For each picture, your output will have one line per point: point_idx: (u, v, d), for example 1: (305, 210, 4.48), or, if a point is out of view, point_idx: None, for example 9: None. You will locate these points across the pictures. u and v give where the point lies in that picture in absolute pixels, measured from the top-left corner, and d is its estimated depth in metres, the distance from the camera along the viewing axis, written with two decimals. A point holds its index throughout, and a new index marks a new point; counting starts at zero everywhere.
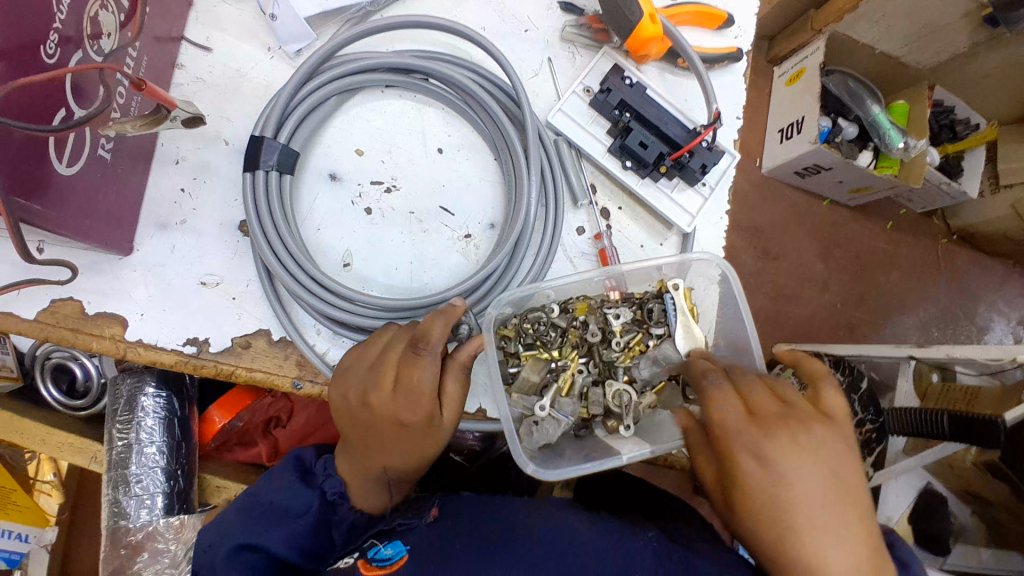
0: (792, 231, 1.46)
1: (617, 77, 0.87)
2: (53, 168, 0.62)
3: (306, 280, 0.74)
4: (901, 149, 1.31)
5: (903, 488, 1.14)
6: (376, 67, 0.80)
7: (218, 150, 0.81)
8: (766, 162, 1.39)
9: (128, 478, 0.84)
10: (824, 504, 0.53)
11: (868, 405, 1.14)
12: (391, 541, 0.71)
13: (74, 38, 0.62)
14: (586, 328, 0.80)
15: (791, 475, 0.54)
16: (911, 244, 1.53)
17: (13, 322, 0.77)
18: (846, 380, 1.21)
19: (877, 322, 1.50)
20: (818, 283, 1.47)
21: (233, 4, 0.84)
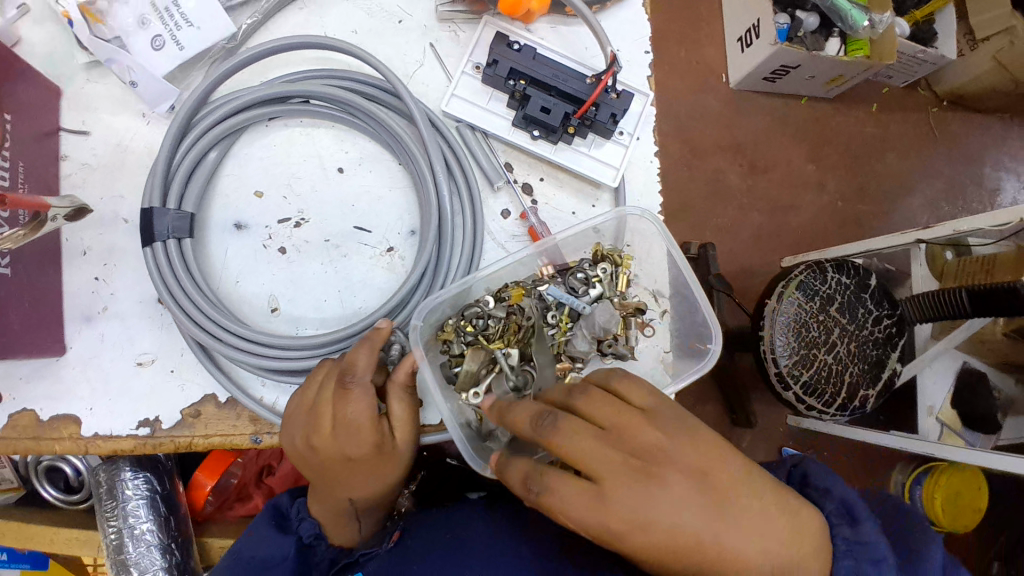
0: (777, 139, 1.36)
1: (502, 46, 0.82)
2: None
3: (234, 339, 0.73)
4: (868, 28, 1.14)
5: (939, 371, 1.10)
6: (250, 104, 0.77)
7: (119, 230, 0.80)
8: (733, 76, 1.31)
9: (128, 563, 0.83)
10: (720, 524, 0.50)
11: (883, 301, 1.08)
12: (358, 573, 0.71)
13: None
14: (525, 312, 0.77)
15: (674, 528, 0.50)
16: (900, 121, 1.42)
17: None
18: (853, 283, 1.08)
19: (883, 211, 1.40)
20: (815, 186, 1.38)
21: (101, 80, 0.82)
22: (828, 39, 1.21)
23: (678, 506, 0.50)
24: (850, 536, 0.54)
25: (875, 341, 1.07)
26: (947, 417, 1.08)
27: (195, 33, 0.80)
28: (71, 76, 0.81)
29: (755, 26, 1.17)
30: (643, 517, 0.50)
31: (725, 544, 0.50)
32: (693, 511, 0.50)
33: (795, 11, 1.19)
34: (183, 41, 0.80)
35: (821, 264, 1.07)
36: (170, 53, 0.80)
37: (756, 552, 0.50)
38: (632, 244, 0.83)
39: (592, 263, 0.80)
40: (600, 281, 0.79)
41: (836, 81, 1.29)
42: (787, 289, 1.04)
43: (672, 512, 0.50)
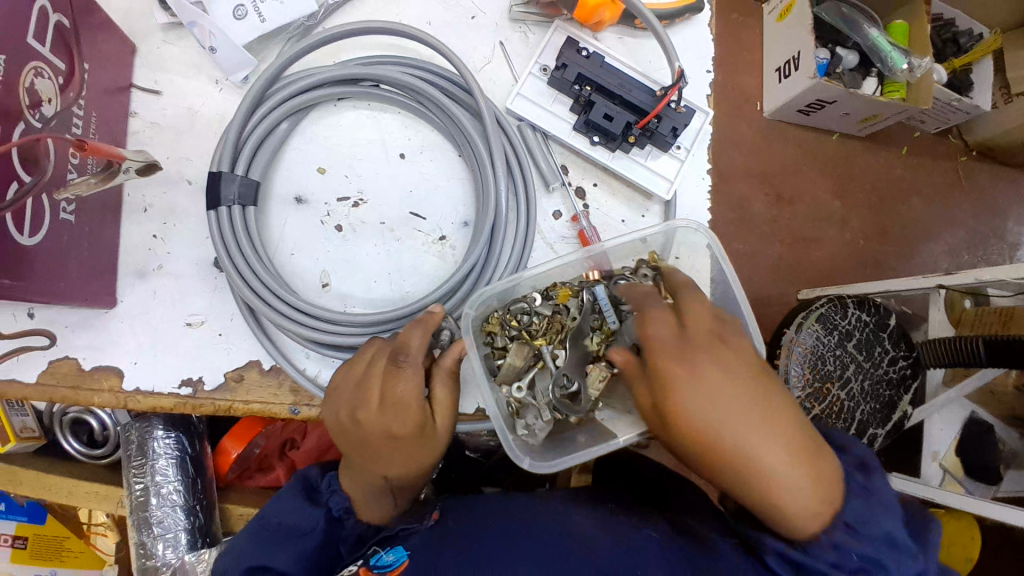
0: (807, 173, 1.38)
1: (571, 51, 0.83)
2: (18, 242, 0.63)
3: (287, 309, 0.74)
4: (906, 72, 1.19)
5: (947, 419, 1.10)
6: (324, 82, 0.78)
7: (182, 190, 0.81)
8: (767, 105, 1.32)
9: (150, 520, 0.85)
10: (750, 414, 0.54)
11: (899, 343, 1.09)
12: (392, 546, 0.73)
13: (12, 111, 0.59)
14: (571, 313, 0.77)
15: (716, 390, 0.56)
16: (929, 167, 1.43)
17: (17, 389, 0.78)
18: (873, 320, 1.09)
19: (903, 253, 1.41)
20: (839, 222, 1.40)
21: (176, 43, 0.84)
22: (866, 78, 1.25)
23: (726, 374, 0.56)
24: (863, 482, 0.57)
25: (889, 380, 1.08)
26: (951, 465, 1.07)
27: (278, 7, 0.81)
28: (147, 35, 0.83)
29: (796, 58, 1.19)
30: (703, 367, 0.57)
31: (748, 430, 0.54)
32: (741, 394, 0.56)
33: (836, 48, 1.24)
34: (266, 14, 0.81)
35: (842, 299, 1.09)
36: (251, 23, 0.81)
37: (769, 458, 0.53)
38: (678, 256, 0.84)
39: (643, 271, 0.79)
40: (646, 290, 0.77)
41: (871, 120, 1.29)
42: (806, 321, 1.07)
43: (717, 367, 0.57)
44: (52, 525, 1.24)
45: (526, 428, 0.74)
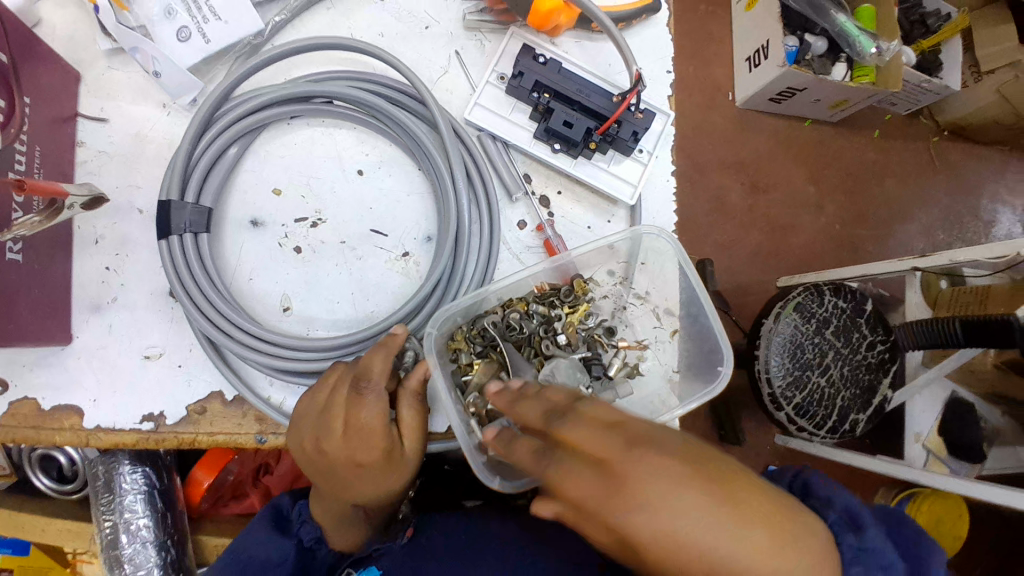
0: (779, 162, 1.38)
1: (528, 59, 0.82)
2: None
3: (246, 336, 0.72)
4: (875, 55, 1.19)
5: (929, 401, 1.10)
6: (273, 102, 0.77)
7: (133, 221, 0.79)
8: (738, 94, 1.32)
9: (121, 559, 0.83)
10: (747, 543, 0.40)
11: (876, 327, 1.09)
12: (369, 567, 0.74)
13: None
14: (530, 325, 0.77)
15: (704, 544, 0.39)
16: (901, 149, 1.44)
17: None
18: (850, 307, 1.08)
19: (880, 236, 1.42)
20: (814, 207, 1.40)
21: (122, 68, 0.81)
22: (835, 63, 1.24)
23: (695, 505, 0.40)
24: (856, 543, 0.51)
25: (868, 366, 1.08)
26: (932, 443, 1.09)
27: (223, 27, 0.79)
28: (92, 62, 0.81)
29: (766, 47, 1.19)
30: (658, 510, 0.40)
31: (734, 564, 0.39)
32: (711, 518, 0.40)
33: (805, 35, 1.23)
34: (210, 34, 0.79)
35: (818, 287, 1.08)
36: (196, 45, 0.79)
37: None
38: (645, 262, 0.81)
39: (571, 293, 0.78)
40: (572, 311, 0.78)
41: (840, 106, 1.30)
42: (785, 310, 1.05)
43: (688, 512, 0.40)
44: (37, 556, 1.23)
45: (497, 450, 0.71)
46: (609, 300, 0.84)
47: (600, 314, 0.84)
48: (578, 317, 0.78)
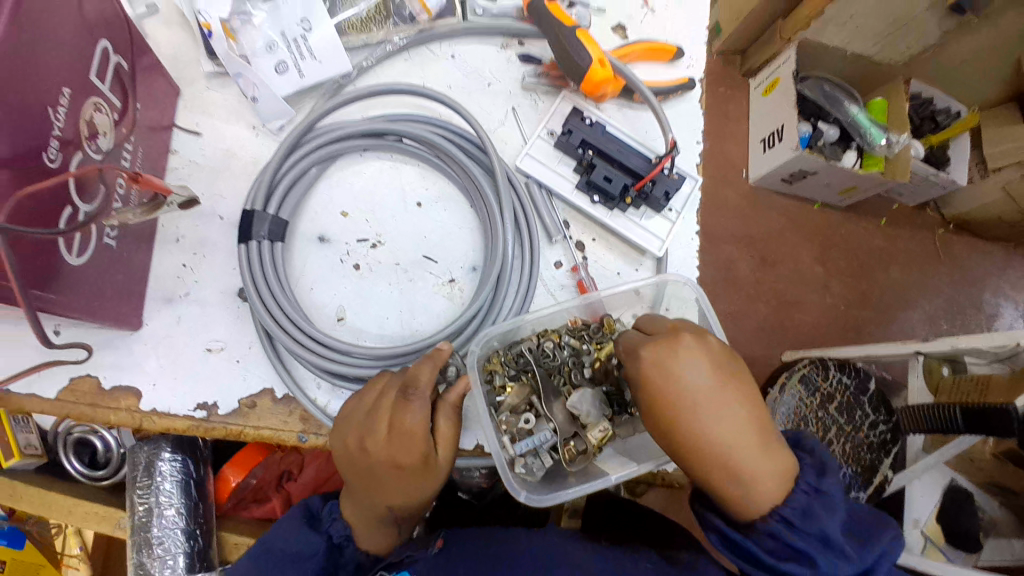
0: (790, 240, 1.47)
1: (576, 119, 0.93)
2: (65, 260, 0.64)
3: (303, 337, 0.79)
4: (885, 146, 1.32)
5: (927, 487, 1.15)
6: (351, 135, 0.87)
7: (214, 225, 0.85)
8: (754, 171, 1.42)
9: (150, 541, 0.85)
10: (729, 413, 0.59)
11: (879, 407, 1.20)
12: (400, 571, 0.80)
13: (73, 141, 0.64)
14: (563, 356, 0.83)
15: (691, 397, 0.60)
16: (908, 237, 1.54)
17: (37, 403, 0.80)
18: (854, 383, 1.21)
19: (883, 320, 1.50)
20: (822, 286, 1.48)
21: (219, 90, 0.90)
22: (846, 150, 1.34)
23: (701, 374, 0.61)
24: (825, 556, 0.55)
25: (871, 446, 1.20)
26: (932, 531, 1.13)
27: (317, 66, 0.88)
28: (193, 81, 0.90)
29: (781, 129, 1.30)
30: (673, 361, 0.62)
31: (716, 422, 0.59)
32: (710, 385, 0.60)
33: (818, 121, 1.36)
34: (305, 70, 0.89)
35: (825, 361, 1.20)
36: (291, 78, 0.89)
37: (737, 450, 0.58)
38: (668, 308, 0.90)
39: (601, 331, 0.85)
40: (601, 348, 0.84)
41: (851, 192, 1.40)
42: (789, 382, 1.18)
43: (693, 373, 0.61)
44: (30, 551, 1.23)
45: (524, 468, 0.76)
46: None
47: None
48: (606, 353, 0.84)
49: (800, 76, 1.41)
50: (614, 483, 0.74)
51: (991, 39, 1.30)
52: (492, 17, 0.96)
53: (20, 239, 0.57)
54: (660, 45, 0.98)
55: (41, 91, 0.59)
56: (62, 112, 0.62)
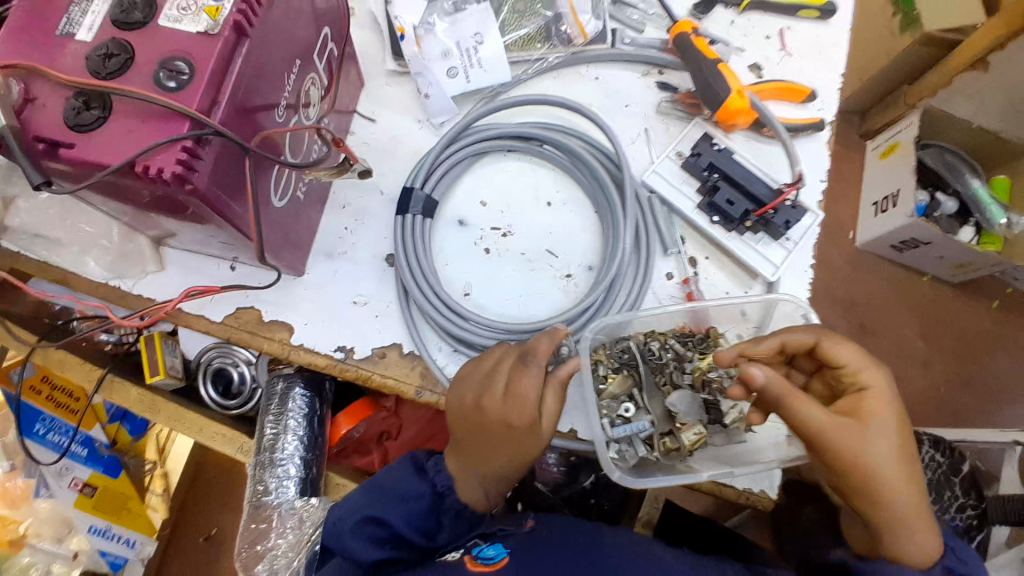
0: (892, 313, 1.72)
1: (706, 144, 1.00)
2: (271, 201, 0.75)
3: (439, 303, 0.89)
4: (1004, 227, 1.54)
5: None
6: (501, 135, 0.97)
7: (376, 198, 0.97)
8: (863, 236, 1.71)
9: (273, 461, 0.95)
10: (911, 466, 0.68)
11: (969, 490, 1.25)
12: (492, 543, 0.88)
13: (297, 103, 0.75)
14: (665, 356, 0.88)
15: (895, 434, 0.68)
16: (1019, 325, 1.74)
17: (203, 323, 0.91)
18: (945, 462, 1.29)
19: (988, 409, 1.70)
20: (922, 363, 1.70)
21: (396, 85, 1.02)
22: (964, 225, 1.58)
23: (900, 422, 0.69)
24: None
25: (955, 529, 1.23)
26: None
27: (482, 75, 0.99)
28: (376, 76, 1.02)
29: (897, 194, 1.55)
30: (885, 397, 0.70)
31: (907, 466, 0.67)
32: (904, 434, 0.69)
33: (938, 193, 1.60)
34: (472, 77, 0.99)
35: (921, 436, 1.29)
36: (459, 82, 0.99)
37: (910, 496, 0.66)
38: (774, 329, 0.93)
39: (704, 339, 0.91)
40: (699, 355, 0.89)
41: (964, 267, 1.61)
42: None
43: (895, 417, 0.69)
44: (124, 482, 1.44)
45: (618, 453, 0.84)
46: None
47: None
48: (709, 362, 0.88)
49: (923, 142, 1.66)
50: (703, 479, 0.78)
51: None
52: (637, 46, 1.05)
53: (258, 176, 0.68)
54: (792, 85, 1.03)
55: (284, 60, 0.69)
56: (294, 76, 0.72)
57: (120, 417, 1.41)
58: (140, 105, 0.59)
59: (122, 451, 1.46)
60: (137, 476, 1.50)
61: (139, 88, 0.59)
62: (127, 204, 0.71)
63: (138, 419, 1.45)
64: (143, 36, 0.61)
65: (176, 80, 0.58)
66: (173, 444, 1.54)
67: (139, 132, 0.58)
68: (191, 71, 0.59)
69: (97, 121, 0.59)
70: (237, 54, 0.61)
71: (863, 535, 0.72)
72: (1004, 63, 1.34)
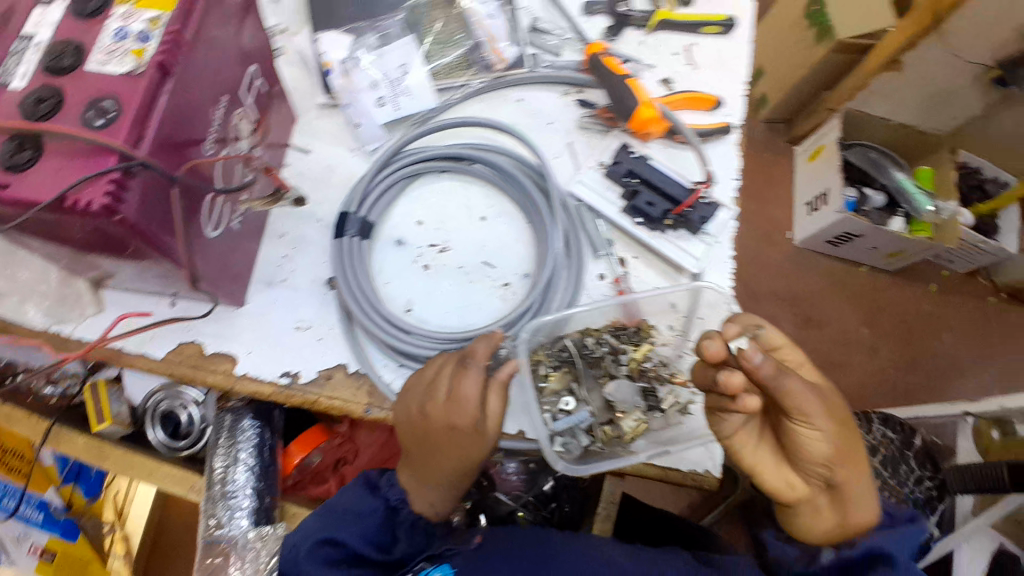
0: (834, 306, 1.82)
1: (624, 153, 1.07)
2: (205, 232, 0.78)
3: (380, 320, 0.92)
4: (932, 213, 1.59)
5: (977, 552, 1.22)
6: (432, 157, 1.02)
7: (313, 225, 1.00)
8: (800, 235, 1.82)
9: (225, 494, 0.95)
10: (857, 449, 0.85)
11: (925, 463, 1.37)
12: (438, 565, 0.87)
13: (226, 137, 0.78)
14: (600, 350, 0.95)
15: (847, 425, 0.85)
16: (957, 304, 1.85)
17: (145, 361, 0.92)
18: (899, 438, 1.39)
19: (937, 391, 1.78)
20: (868, 348, 1.80)
21: (328, 118, 1.07)
22: (893, 217, 1.64)
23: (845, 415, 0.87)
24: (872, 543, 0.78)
25: (916, 500, 1.31)
26: None
27: (411, 101, 1.03)
28: (308, 110, 1.07)
29: (829, 194, 1.67)
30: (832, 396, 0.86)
31: (855, 450, 0.85)
32: (850, 424, 0.87)
33: (867, 188, 1.66)
34: (401, 105, 1.03)
35: (868, 416, 1.41)
36: (388, 111, 1.03)
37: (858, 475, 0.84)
38: (703, 317, 0.99)
39: (636, 331, 0.97)
40: (631, 347, 0.96)
41: (897, 255, 1.72)
42: None
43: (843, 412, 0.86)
44: (83, 545, 1.42)
45: (563, 446, 0.90)
46: (669, 346, 1.00)
47: (662, 358, 0.98)
48: (641, 353, 0.96)
49: (847, 142, 1.74)
50: (637, 461, 0.86)
51: None
52: (555, 68, 1.12)
53: (191, 204, 0.70)
54: (699, 95, 1.11)
55: (210, 96, 0.73)
56: (221, 112, 0.76)
57: (74, 478, 1.36)
58: (71, 144, 0.61)
59: (78, 514, 1.42)
60: (95, 538, 1.46)
61: (69, 127, 0.61)
62: (62, 245, 0.73)
63: (93, 479, 1.40)
64: (74, 80, 0.64)
65: (106, 118, 0.61)
66: (130, 506, 1.48)
67: (69, 169, 0.60)
68: (118, 108, 0.62)
69: (31, 161, 0.61)
70: (163, 91, 0.64)
71: (817, 510, 0.86)
72: (915, 64, 1.48)
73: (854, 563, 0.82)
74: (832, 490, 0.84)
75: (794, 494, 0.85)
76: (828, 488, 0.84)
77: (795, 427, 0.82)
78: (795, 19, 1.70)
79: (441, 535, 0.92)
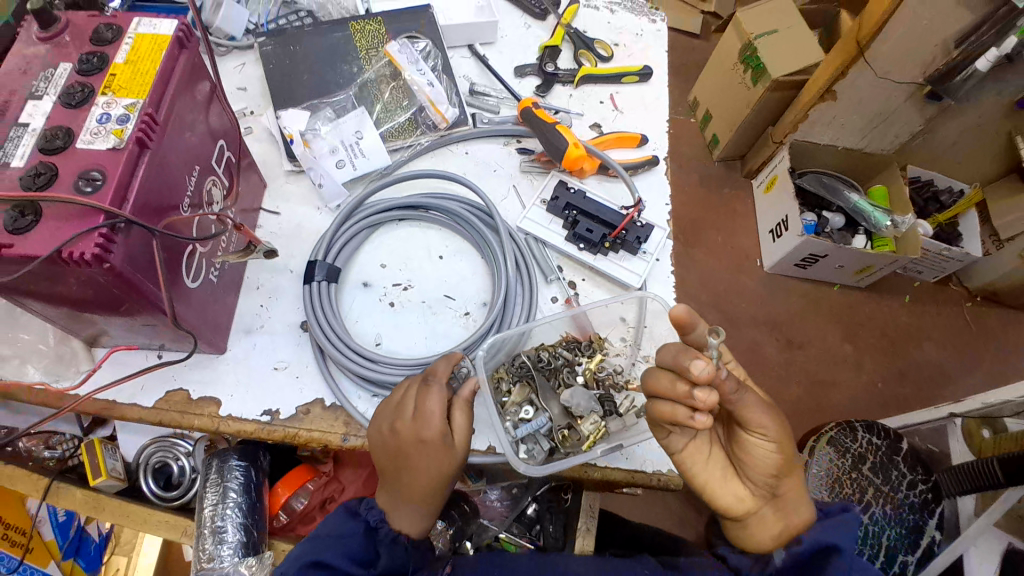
0: (817, 328, 1.91)
1: (563, 189, 1.20)
2: (186, 282, 0.90)
3: (349, 353, 1.01)
4: (891, 227, 1.68)
5: (986, 554, 1.26)
6: (390, 208, 1.15)
7: (286, 277, 1.12)
8: (767, 262, 1.89)
9: (213, 531, 1.01)
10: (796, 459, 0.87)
11: (916, 467, 1.35)
12: None
13: (199, 201, 0.92)
14: (556, 359, 1.04)
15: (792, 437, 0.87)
16: (934, 313, 1.97)
17: (136, 410, 1.00)
18: (886, 444, 1.37)
19: (930, 397, 1.87)
20: (854, 365, 1.89)
21: (296, 183, 1.21)
22: (856, 235, 1.78)
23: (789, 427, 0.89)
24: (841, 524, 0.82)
25: (912, 505, 1.32)
26: None
27: (366, 161, 1.18)
28: (277, 178, 1.21)
29: (787, 220, 1.72)
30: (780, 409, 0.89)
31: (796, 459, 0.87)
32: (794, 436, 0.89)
33: (824, 212, 1.79)
34: (358, 165, 1.19)
35: (851, 425, 1.38)
36: (347, 171, 1.18)
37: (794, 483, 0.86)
38: (650, 325, 1.08)
39: (590, 346, 1.05)
40: (586, 356, 1.04)
41: (865, 271, 1.80)
42: (818, 444, 1.36)
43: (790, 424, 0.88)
44: None
45: (527, 451, 0.97)
46: (621, 357, 1.08)
47: (615, 368, 1.07)
48: (595, 363, 1.03)
49: (801, 172, 1.82)
50: (593, 455, 0.92)
51: (970, 122, 1.66)
52: (494, 124, 1.28)
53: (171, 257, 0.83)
54: (625, 133, 1.25)
55: (182, 167, 0.87)
56: (194, 179, 0.90)
57: (74, 551, 1.48)
58: (64, 208, 0.72)
59: None
60: None
61: (62, 194, 0.73)
62: (59, 304, 0.83)
63: (92, 553, 1.52)
64: (64, 157, 0.76)
65: (92, 186, 0.73)
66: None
67: (64, 228, 0.71)
68: (104, 177, 0.74)
69: (30, 223, 0.71)
70: (141, 162, 0.77)
71: (763, 520, 0.86)
72: (848, 90, 1.52)
73: (806, 559, 0.81)
74: (776, 498, 0.86)
75: (743, 507, 0.85)
76: (772, 496, 0.86)
77: (748, 436, 0.84)
78: (732, 63, 1.69)
79: (421, 557, 0.93)
